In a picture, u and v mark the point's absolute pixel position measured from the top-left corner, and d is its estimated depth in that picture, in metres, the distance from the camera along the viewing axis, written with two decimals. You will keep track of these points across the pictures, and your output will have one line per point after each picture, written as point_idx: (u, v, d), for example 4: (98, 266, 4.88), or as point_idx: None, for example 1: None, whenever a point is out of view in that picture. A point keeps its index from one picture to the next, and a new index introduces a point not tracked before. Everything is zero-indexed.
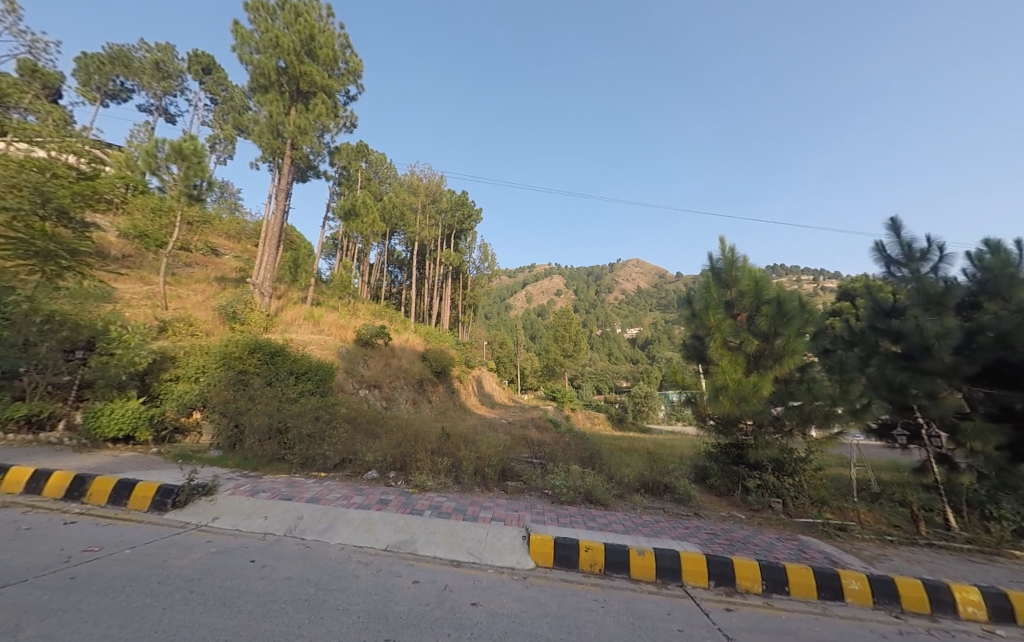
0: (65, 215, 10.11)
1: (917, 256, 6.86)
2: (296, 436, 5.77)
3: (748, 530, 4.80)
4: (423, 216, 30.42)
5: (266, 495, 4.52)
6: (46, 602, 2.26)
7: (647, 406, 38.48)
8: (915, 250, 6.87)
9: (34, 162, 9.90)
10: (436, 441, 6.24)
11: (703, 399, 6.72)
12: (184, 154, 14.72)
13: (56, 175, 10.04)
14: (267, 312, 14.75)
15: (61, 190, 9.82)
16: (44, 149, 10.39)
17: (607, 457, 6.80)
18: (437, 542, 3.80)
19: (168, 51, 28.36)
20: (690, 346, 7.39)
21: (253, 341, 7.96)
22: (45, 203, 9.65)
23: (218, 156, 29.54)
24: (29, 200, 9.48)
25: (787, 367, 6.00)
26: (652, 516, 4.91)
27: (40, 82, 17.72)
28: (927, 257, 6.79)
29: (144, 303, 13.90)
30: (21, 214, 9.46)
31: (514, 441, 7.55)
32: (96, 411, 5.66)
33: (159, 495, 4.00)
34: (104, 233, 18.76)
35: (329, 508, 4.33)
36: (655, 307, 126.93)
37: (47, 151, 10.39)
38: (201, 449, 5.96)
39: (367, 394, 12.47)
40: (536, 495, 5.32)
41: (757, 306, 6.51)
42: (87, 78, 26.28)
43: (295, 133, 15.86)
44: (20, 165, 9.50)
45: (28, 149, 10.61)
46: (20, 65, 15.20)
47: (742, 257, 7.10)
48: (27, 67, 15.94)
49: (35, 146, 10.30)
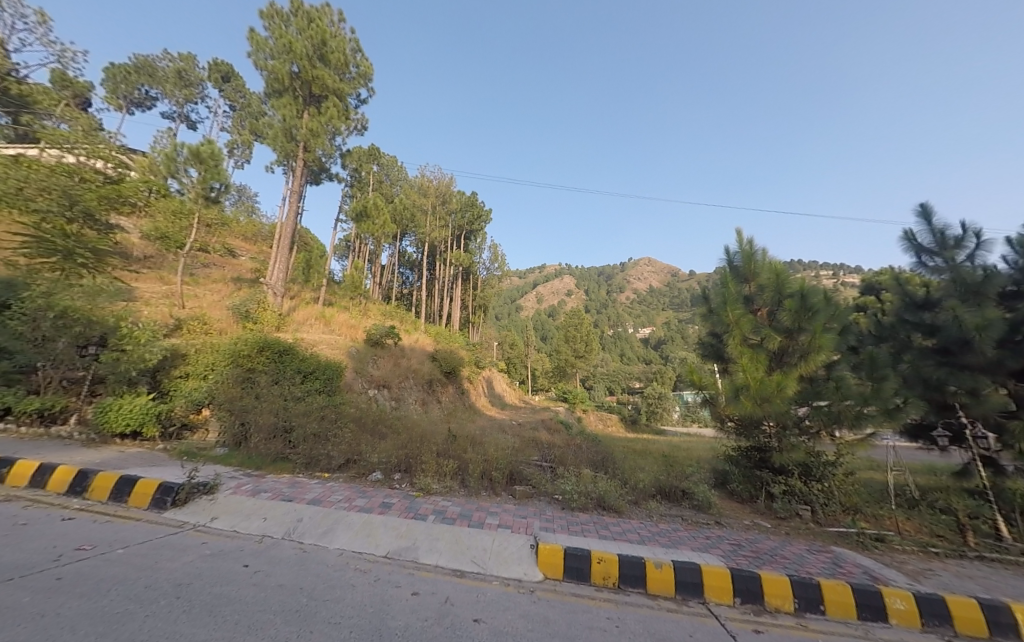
0: (92, 218, 10.42)
1: (952, 243, 6.34)
2: (300, 435, 5.67)
3: (776, 541, 4.45)
4: (434, 217, 30.50)
5: (267, 495, 4.40)
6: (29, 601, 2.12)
7: (660, 408, 37.71)
8: (949, 237, 6.35)
9: (64, 167, 10.13)
10: (442, 443, 6.07)
11: (721, 399, 6.33)
12: (202, 158, 14.99)
13: (85, 179, 10.31)
14: (280, 311, 14.89)
15: (88, 194, 10.11)
16: (74, 154, 10.67)
17: (621, 461, 6.49)
18: (439, 549, 3.59)
19: (190, 60, 29.22)
20: (708, 344, 7.05)
21: (263, 339, 7.96)
22: (73, 206, 9.96)
23: (236, 161, 30.25)
24: (57, 203, 9.75)
25: (813, 364, 5.60)
26: (669, 524, 4.63)
27: (69, 91, 18.41)
28: (963, 244, 6.27)
29: (163, 302, 14.18)
30: (50, 216, 9.74)
31: (523, 443, 7.31)
32: (105, 405, 5.67)
33: (160, 492, 3.92)
34: (127, 235, 19.32)
35: (330, 510, 4.17)
36: (668, 307, 124.72)
37: (76, 155, 10.74)
38: (207, 447, 5.91)
39: (377, 394, 12.43)
40: (545, 500, 5.07)
41: (779, 301, 6.13)
42: (114, 88, 27.27)
43: (307, 136, 15.96)
44: (52, 169, 9.79)
45: (59, 154, 10.90)
46: (52, 75, 15.82)
47: (760, 250, 6.71)
48: (58, 77, 16.58)
49: (67, 152, 10.57)
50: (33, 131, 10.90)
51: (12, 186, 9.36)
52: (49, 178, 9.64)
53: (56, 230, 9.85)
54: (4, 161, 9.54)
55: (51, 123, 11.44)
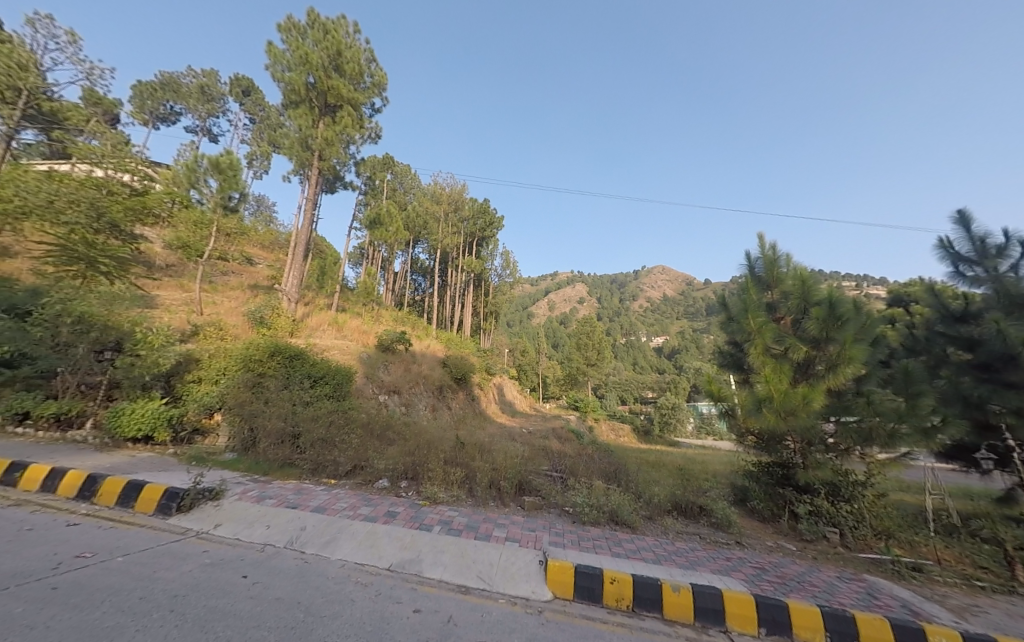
0: (117, 229, 10.84)
1: (993, 252, 5.95)
2: (307, 440, 5.64)
3: (803, 566, 4.15)
4: (446, 224, 30.77)
5: (272, 502, 4.35)
6: (17, 613, 2.01)
7: (674, 418, 36.78)
8: (990, 246, 5.96)
9: (93, 180, 10.76)
10: (450, 450, 5.94)
11: (741, 412, 6.04)
12: (221, 168, 15.50)
13: (112, 192, 10.92)
14: (293, 317, 15.12)
15: (114, 205, 10.61)
16: (101, 167, 11.22)
17: (634, 473, 6.26)
18: (444, 563, 3.45)
19: (212, 75, 30.42)
20: (727, 353, 6.80)
21: (274, 344, 8.02)
22: (99, 217, 10.39)
23: (256, 171, 31.23)
24: (86, 215, 10.16)
25: (842, 377, 5.30)
26: (687, 543, 4.38)
27: (100, 108, 19.36)
28: (1006, 253, 5.87)
29: (182, 309, 14.58)
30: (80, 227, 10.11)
31: (533, 452, 7.13)
32: (118, 410, 5.75)
33: (165, 498, 3.89)
34: (151, 244, 20.04)
35: (334, 519, 4.09)
36: (682, 315, 122.56)
37: (104, 169, 11.29)
38: (217, 452, 5.94)
39: (387, 400, 12.43)
40: (555, 513, 4.87)
41: (806, 308, 5.86)
42: (141, 104, 28.55)
43: (322, 144, 16.37)
44: (82, 183, 10.37)
45: (88, 169, 11.45)
46: (85, 91, 16.65)
47: (785, 256, 6.49)
48: (90, 95, 17.47)
49: (95, 166, 11.16)
50: (65, 147, 11.51)
51: (42, 199, 9.76)
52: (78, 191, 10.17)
53: (78, 240, 10.09)
54: (38, 177, 10.09)
55: (81, 138, 12.00)
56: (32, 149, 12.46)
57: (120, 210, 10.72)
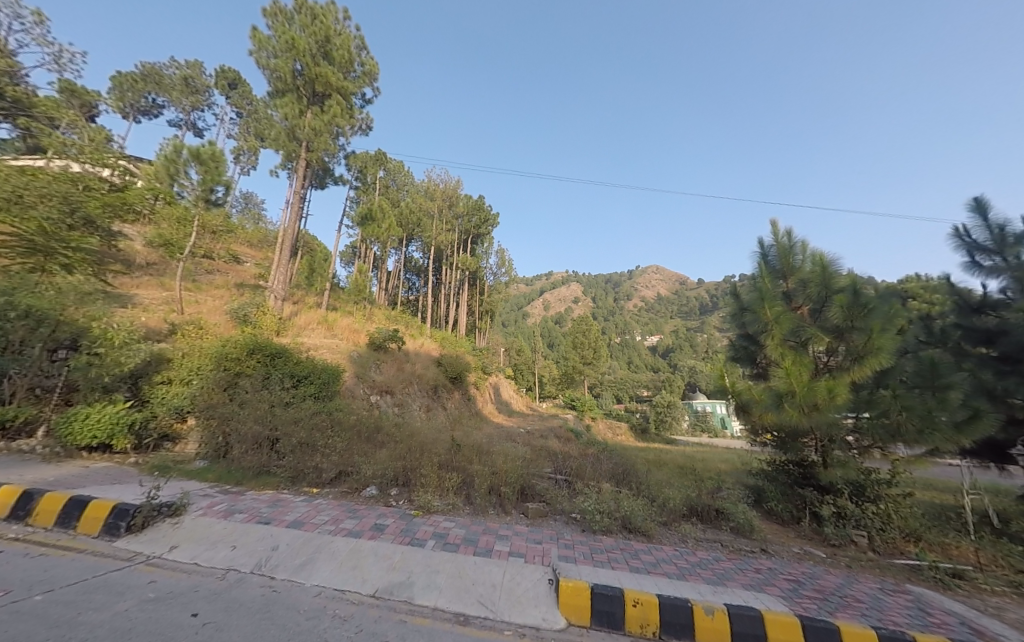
0: (92, 225, 10.24)
1: (1012, 240, 5.51)
2: (287, 445, 5.11)
3: (841, 577, 3.72)
4: (440, 221, 30.22)
5: (242, 517, 3.85)
6: None
7: (670, 415, 36.61)
8: (1009, 234, 5.52)
9: (69, 175, 10.12)
10: (446, 454, 5.45)
11: (755, 409, 5.57)
12: (202, 158, 14.82)
13: (89, 187, 10.41)
14: (280, 315, 14.48)
15: (90, 201, 10.00)
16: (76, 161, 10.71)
17: (644, 475, 5.81)
18: (439, 586, 2.97)
19: (197, 68, 29.57)
20: (739, 346, 6.40)
21: (253, 341, 7.50)
22: (72, 213, 9.75)
23: (243, 167, 30.40)
24: (58, 210, 9.50)
25: (869, 370, 4.87)
26: (710, 553, 3.93)
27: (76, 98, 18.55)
28: None
29: (162, 308, 13.87)
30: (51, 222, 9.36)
31: (535, 454, 6.64)
32: (71, 415, 5.17)
33: (113, 516, 3.39)
34: (132, 242, 19.25)
35: (312, 536, 3.59)
36: (676, 313, 122.90)
37: (79, 162, 10.77)
38: (187, 460, 5.38)
39: (379, 400, 11.90)
40: (561, 521, 4.40)
41: (829, 296, 5.44)
42: (121, 96, 27.58)
43: (309, 134, 15.72)
44: (56, 177, 9.73)
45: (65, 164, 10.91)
46: (63, 83, 16.01)
47: (801, 244, 6.04)
48: (65, 84, 16.72)
49: (71, 162, 10.64)
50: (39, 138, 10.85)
51: (12, 188, 9.01)
52: (46, 182, 9.50)
53: (36, 229, 9.22)
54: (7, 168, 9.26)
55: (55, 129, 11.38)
56: (8, 144, 11.71)
57: (99, 206, 10.27)
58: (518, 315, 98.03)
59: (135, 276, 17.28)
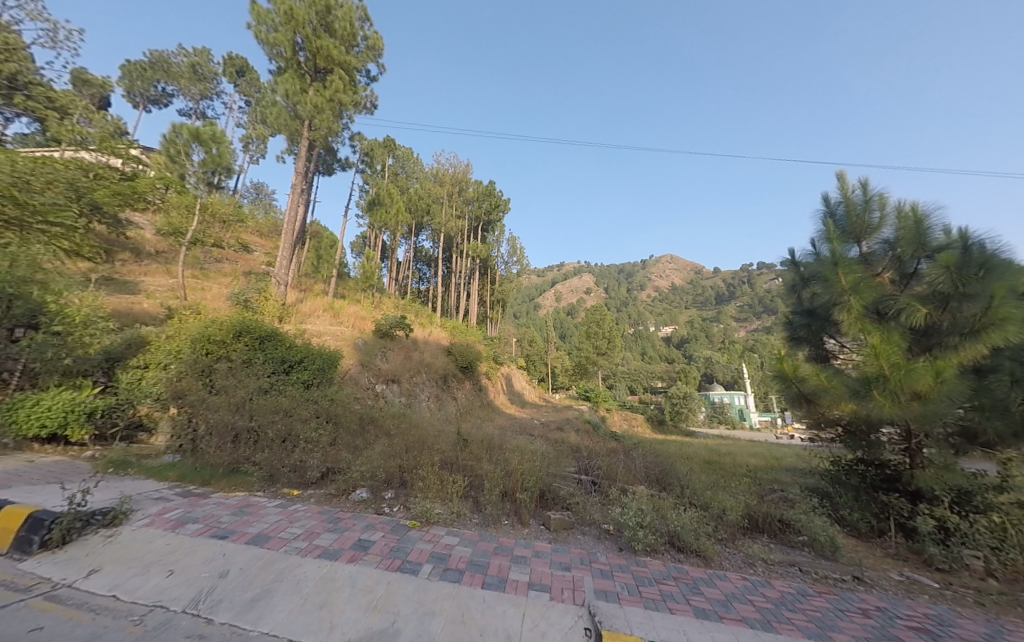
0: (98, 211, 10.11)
1: None
2: (264, 438, 4.37)
3: (982, 624, 2.68)
4: (450, 208, 29.26)
5: (194, 528, 3.08)
6: None
7: (687, 407, 35.33)
8: None
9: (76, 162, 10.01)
10: (451, 449, 4.65)
11: (825, 398, 4.50)
12: (202, 139, 13.92)
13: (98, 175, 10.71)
14: (283, 301, 13.88)
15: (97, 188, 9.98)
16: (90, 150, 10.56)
17: (686, 475, 4.89)
18: (433, 638, 2.09)
19: (205, 55, 28.91)
20: (796, 324, 5.40)
21: (241, 322, 6.80)
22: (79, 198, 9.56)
23: (252, 156, 29.92)
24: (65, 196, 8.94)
25: (987, 346, 3.71)
26: (791, 584, 3.00)
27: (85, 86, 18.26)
28: None
29: (165, 294, 13.42)
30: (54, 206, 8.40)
31: (554, 449, 5.79)
32: (19, 401, 4.54)
33: (25, 530, 2.68)
34: (141, 231, 18.90)
35: (274, 557, 2.76)
36: (692, 304, 119.84)
37: None
38: (156, 454, 4.73)
39: (385, 389, 11.21)
40: (591, 536, 3.56)
41: (929, 259, 4.30)
42: (130, 85, 27.20)
43: (310, 112, 14.82)
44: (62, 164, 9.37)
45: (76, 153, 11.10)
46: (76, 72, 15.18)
47: (877, 197, 4.86)
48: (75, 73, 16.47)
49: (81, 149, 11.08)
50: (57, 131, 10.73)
51: (13, 172, 7.82)
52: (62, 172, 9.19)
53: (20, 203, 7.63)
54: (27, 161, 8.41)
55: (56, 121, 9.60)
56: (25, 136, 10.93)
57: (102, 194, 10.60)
58: (530, 305, 96.69)
59: (141, 263, 16.93)
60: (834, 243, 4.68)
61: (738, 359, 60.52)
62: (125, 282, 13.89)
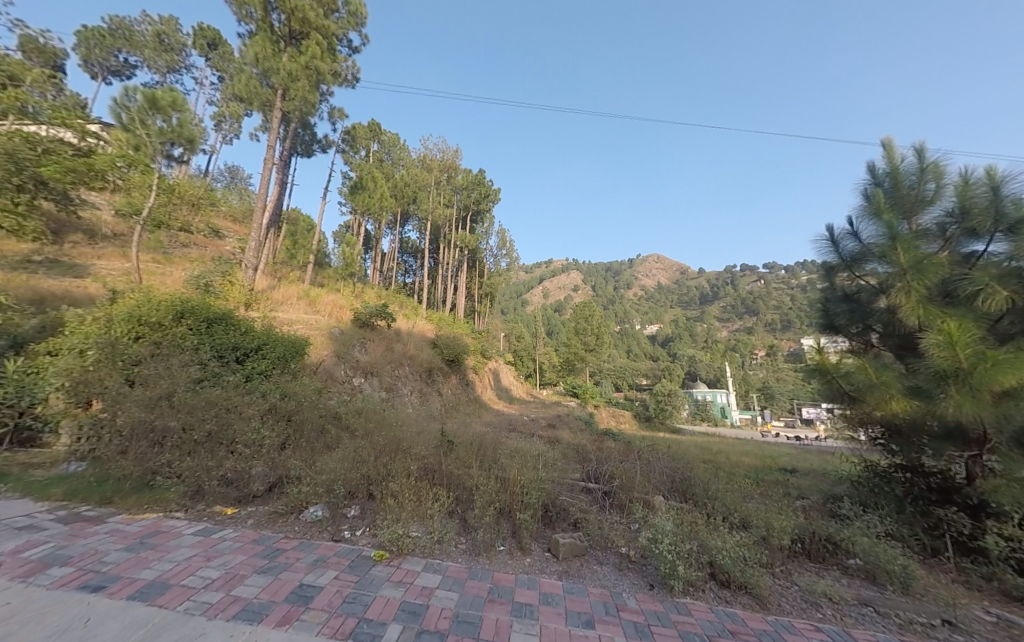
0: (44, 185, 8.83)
1: None
2: (182, 443, 3.40)
3: None
4: (437, 196, 28.07)
5: (59, 576, 2.14)
6: None
7: (671, 404, 35.22)
8: None
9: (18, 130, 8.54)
10: (435, 452, 3.82)
11: (868, 397, 3.84)
12: (159, 106, 12.38)
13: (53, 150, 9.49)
14: (251, 287, 12.68)
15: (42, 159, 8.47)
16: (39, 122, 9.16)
17: (710, 483, 4.17)
18: None
19: (171, 24, 26.59)
20: (834, 310, 4.77)
21: (184, 303, 5.91)
22: (21, 170, 8.29)
23: (227, 136, 27.98)
24: None
25: None
26: (877, 637, 2.18)
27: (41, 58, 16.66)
28: None
29: (119, 277, 12.04)
30: None
31: (558, 452, 5.02)
32: None
33: None
34: (97, 211, 17.02)
35: (167, 622, 1.86)
36: (678, 303, 121.38)
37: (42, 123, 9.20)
38: (52, 463, 3.78)
39: (363, 383, 10.27)
40: (610, 567, 2.79)
41: (1006, 234, 3.64)
42: (88, 53, 24.65)
43: (284, 79, 13.52)
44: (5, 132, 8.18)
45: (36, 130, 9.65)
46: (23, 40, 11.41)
47: (933, 165, 4.24)
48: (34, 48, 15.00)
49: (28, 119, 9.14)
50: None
51: None
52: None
53: None
54: None
55: None
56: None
57: (55, 170, 9.03)
58: (519, 300, 95.53)
59: (96, 247, 15.18)
60: (886, 213, 4.05)
61: (721, 358, 61.42)
62: (73, 264, 12.24)
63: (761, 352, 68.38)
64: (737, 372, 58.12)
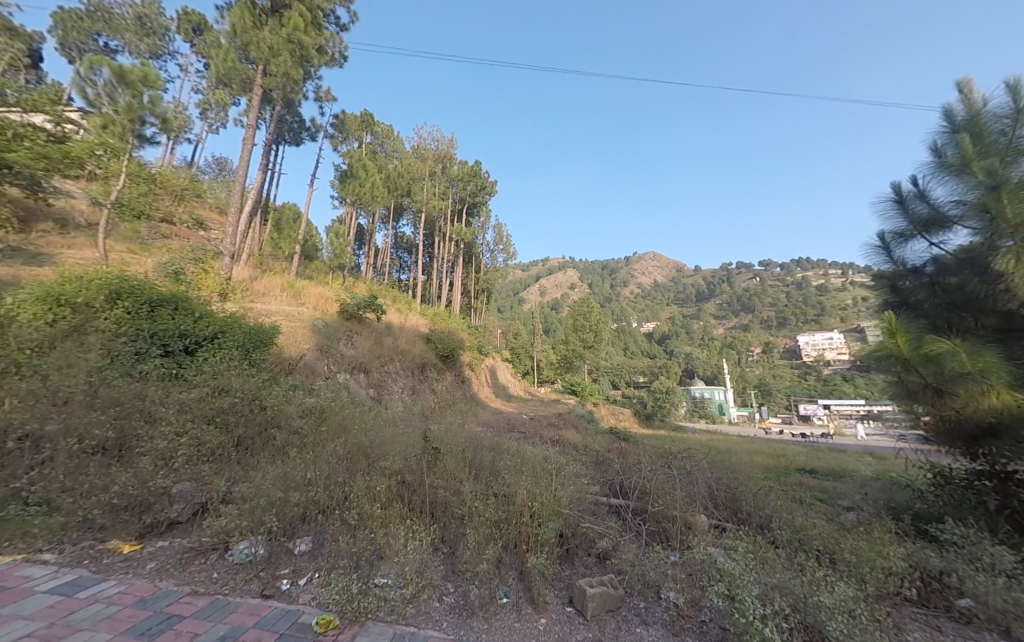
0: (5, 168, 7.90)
1: None
2: (68, 454, 2.51)
3: None
4: (432, 187, 27.03)
5: None
6: None
7: (669, 401, 34.48)
8: None
9: None
10: (416, 464, 2.98)
11: (956, 388, 2.98)
12: (127, 81, 10.03)
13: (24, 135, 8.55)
14: (228, 276, 11.63)
15: None
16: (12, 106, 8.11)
17: (763, 498, 3.35)
18: None
19: (154, 6, 23.73)
20: (902, 285, 3.91)
21: (127, 283, 5.02)
22: None
23: (211, 123, 26.47)
24: None
25: None
26: None
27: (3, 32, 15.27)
28: None
29: (83, 264, 10.92)
30: None
31: (575, 460, 4.18)
32: None
33: None
34: (72, 199, 15.24)
35: None
36: (675, 301, 120.90)
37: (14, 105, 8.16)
38: None
39: (349, 380, 9.38)
40: (659, 631, 1.92)
41: None
42: (64, 35, 21.31)
43: (265, 54, 12.45)
44: None
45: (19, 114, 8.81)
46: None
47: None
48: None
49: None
50: None
51: None
52: None
53: None
54: None
55: None
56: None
57: (24, 155, 8.05)
58: (514, 298, 93.87)
59: (65, 235, 13.09)
60: (973, 168, 3.25)
61: (719, 356, 61.05)
62: (37, 252, 10.95)
63: (758, 349, 68.24)
64: (734, 369, 57.79)
